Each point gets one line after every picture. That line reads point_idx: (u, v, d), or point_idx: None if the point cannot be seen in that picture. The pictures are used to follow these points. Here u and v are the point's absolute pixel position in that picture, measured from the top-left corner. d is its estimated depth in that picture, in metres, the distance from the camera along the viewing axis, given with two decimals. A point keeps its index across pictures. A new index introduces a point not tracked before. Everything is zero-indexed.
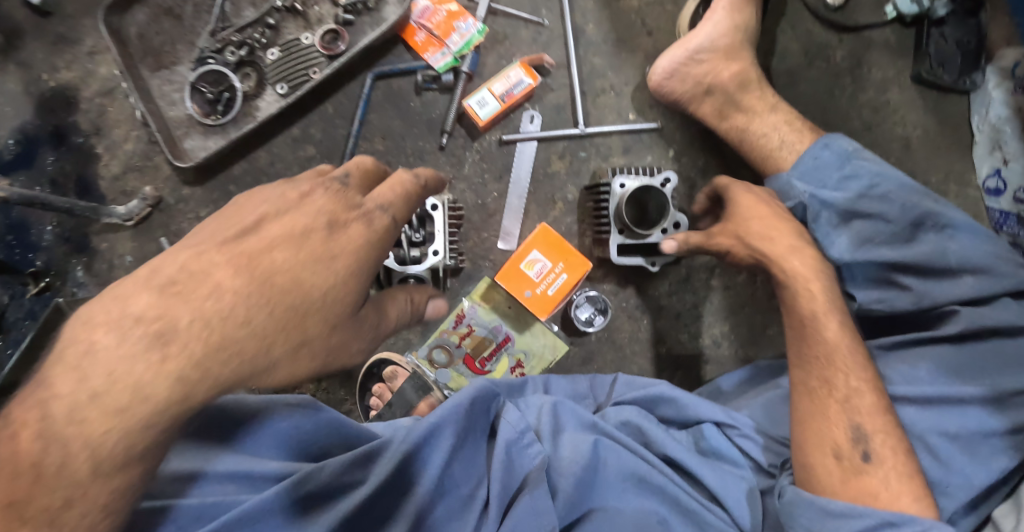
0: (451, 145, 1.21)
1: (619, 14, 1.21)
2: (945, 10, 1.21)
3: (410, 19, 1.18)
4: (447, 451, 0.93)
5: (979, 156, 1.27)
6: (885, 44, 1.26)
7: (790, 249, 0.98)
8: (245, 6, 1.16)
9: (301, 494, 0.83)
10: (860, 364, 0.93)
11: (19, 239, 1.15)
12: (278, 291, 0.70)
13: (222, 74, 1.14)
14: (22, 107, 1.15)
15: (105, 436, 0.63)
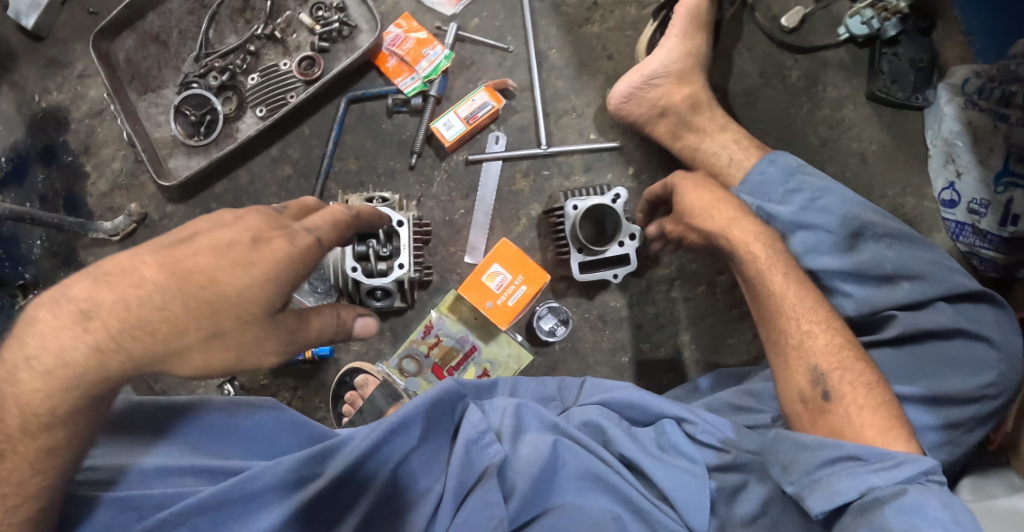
0: (421, 164, 1.27)
1: (582, 39, 1.27)
2: (896, 30, 1.23)
3: (382, 46, 1.25)
4: (406, 446, 0.96)
5: (934, 170, 1.28)
6: (840, 64, 1.30)
7: (733, 219, 1.01)
8: (227, 33, 1.24)
9: (244, 492, 0.88)
10: (811, 307, 0.95)
11: (10, 252, 1.23)
12: (197, 288, 0.72)
13: (205, 98, 1.21)
14: (17, 128, 1.24)
15: (32, 395, 0.71)
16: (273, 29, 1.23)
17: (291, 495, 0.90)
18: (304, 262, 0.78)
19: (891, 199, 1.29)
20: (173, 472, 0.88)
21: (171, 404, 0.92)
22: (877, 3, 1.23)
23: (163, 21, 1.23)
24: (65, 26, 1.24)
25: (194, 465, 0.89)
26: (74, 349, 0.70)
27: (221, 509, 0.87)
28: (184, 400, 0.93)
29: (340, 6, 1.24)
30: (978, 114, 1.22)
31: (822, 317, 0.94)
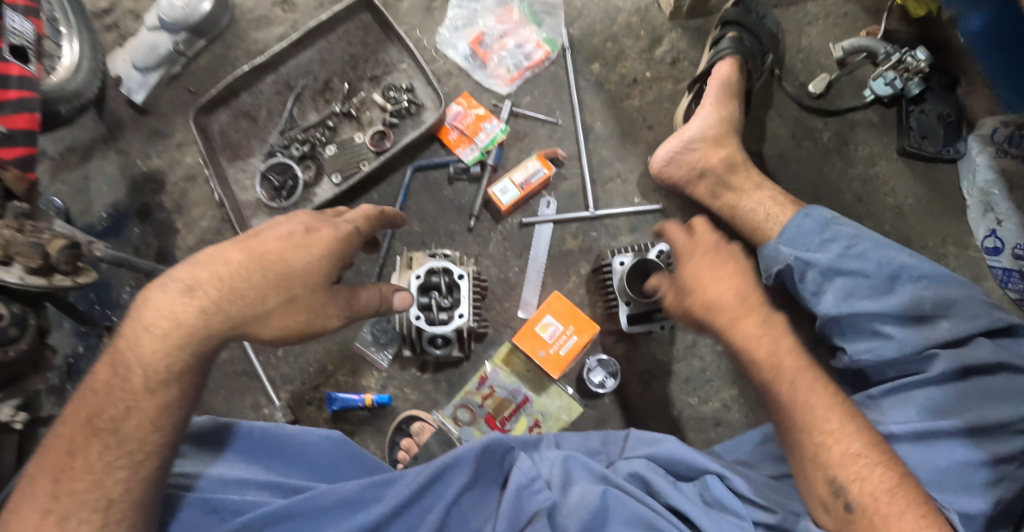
0: (478, 227, 1.39)
1: (624, 111, 1.39)
2: (920, 88, 1.34)
3: (446, 121, 1.39)
4: (456, 488, 0.98)
5: (975, 220, 1.35)
6: (868, 123, 1.40)
7: (734, 320, 0.94)
8: (309, 110, 1.41)
9: (315, 505, 0.92)
10: (825, 416, 0.90)
11: (100, 297, 1.36)
12: (275, 263, 0.85)
13: (288, 165, 1.37)
14: (118, 188, 1.40)
15: (154, 355, 0.82)
16: (349, 107, 1.40)
17: (356, 518, 0.93)
18: (347, 245, 0.92)
19: (932, 249, 1.37)
20: (248, 486, 0.93)
21: (241, 430, 0.97)
22: (899, 65, 1.32)
23: (253, 99, 1.40)
24: (168, 102, 1.43)
25: (266, 482, 0.94)
26: (181, 317, 0.82)
27: (287, 521, 0.91)
28: (250, 425, 0.97)
29: (409, 88, 1.40)
30: (1010, 162, 1.30)
31: (836, 427, 0.90)
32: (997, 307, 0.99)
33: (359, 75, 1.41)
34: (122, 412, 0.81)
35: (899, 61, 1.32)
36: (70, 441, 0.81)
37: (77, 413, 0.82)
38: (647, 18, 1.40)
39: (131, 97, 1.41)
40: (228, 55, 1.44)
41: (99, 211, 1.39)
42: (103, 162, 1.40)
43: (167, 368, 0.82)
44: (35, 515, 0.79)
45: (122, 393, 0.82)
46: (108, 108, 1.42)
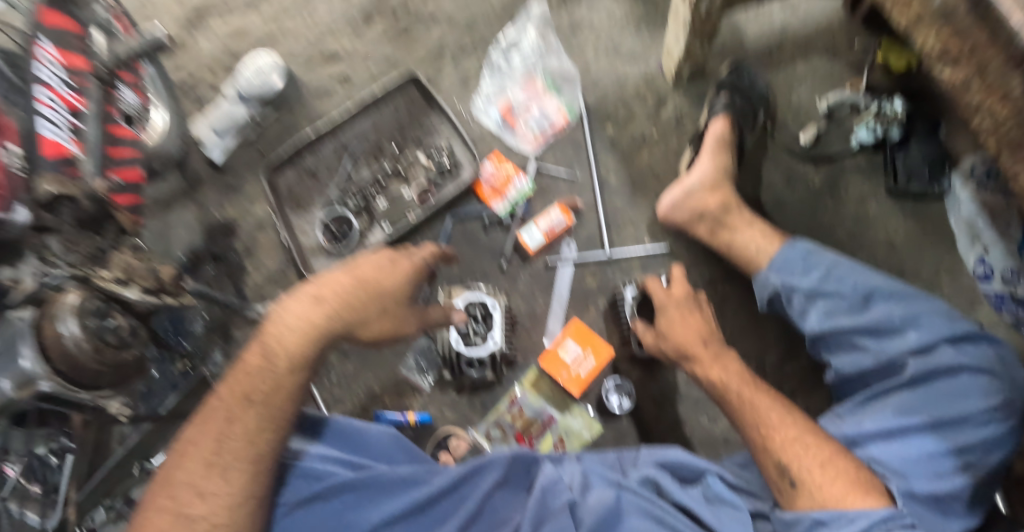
0: (509, 267, 1.58)
1: (634, 167, 1.59)
2: (900, 133, 1.49)
3: (480, 176, 1.59)
4: (492, 480, 1.19)
5: (964, 249, 1.49)
6: (856, 167, 1.55)
7: (695, 344, 1.29)
8: (363, 168, 1.63)
9: (380, 482, 1.11)
10: (769, 412, 1.15)
11: (176, 326, 1.51)
12: (375, 283, 1.11)
13: (346, 217, 1.59)
14: (195, 233, 1.64)
15: (295, 346, 1.04)
16: (399, 166, 1.62)
17: (409, 495, 1.13)
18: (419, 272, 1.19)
19: (927, 279, 1.52)
20: (327, 460, 1.12)
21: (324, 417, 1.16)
22: (878, 114, 1.50)
23: (316, 160, 1.64)
24: (242, 162, 1.68)
25: (340, 459, 1.13)
26: (318, 321, 1.05)
27: (360, 493, 1.10)
28: (332, 416, 1.17)
29: (450, 150, 1.62)
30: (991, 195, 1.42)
31: (776, 419, 1.13)
32: (959, 319, 1.14)
33: (405, 138, 1.64)
34: (268, 388, 1.03)
35: (879, 109, 1.50)
36: (227, 411, 1.03)
37: (232, 390, 1.04)
38: (654, 85, 1.60)
39: (209, 155, 1.65)
40: (294, 123, 1.69)
41: (177, 254, 1.61)
42: (182, 211, 1.65)
43: (305, 359, 1.05)
44: (202, 466, 1.00)
45: (269, 379, 1.03)
46: (189, 166, 1.66)
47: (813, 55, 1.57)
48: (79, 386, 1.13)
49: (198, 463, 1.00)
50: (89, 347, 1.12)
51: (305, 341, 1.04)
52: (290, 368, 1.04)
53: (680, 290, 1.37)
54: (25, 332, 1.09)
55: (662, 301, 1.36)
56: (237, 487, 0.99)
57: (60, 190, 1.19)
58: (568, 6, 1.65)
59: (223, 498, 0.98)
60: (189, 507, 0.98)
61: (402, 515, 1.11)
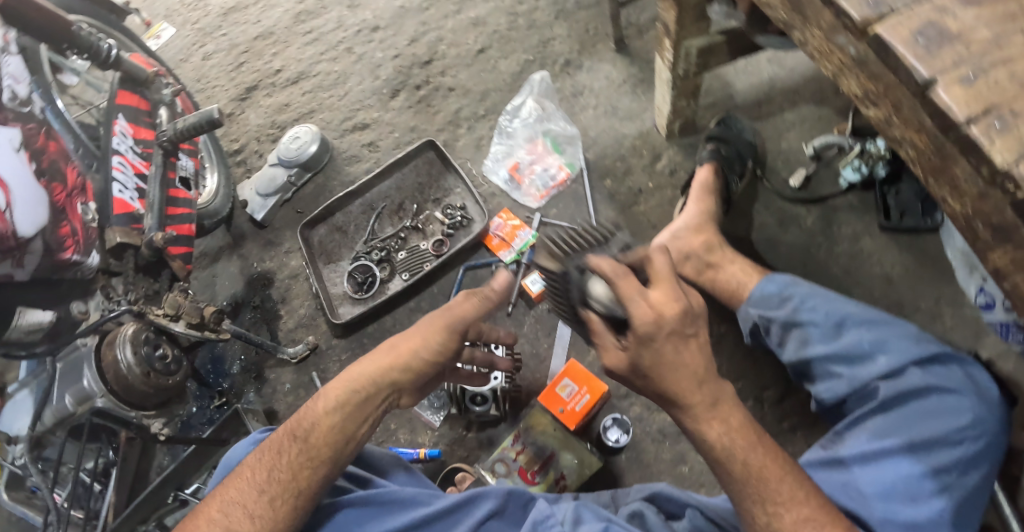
0: (515, 311, 1.66)
1: (632, 216, 1.67)
2: (886, 170, 1.56)
3: (490, 230, 1.72)
4: (483, 511, 1.22)
5: (964, 280, 1.49)
6: (848, 206, 1.63)
7: (694, 380, 0.92)
8: (387, 225, 1.79)
9: (386, 497, 1.21)
10: (781, 487, 0.94)
11: (214, 367, 1.77)
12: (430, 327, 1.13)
13: (369, 267, 1.74)
14: (237, 283, 1.84)
15: (338, 386, 1.13)
16: (417, 222, 1.77)
17: (410, 513, 1.20)
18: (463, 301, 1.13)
19: (927, 309, 1.54)
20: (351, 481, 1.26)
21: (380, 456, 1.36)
22: (862, 153, 1.57)
23: (344, 217, 1.81)
24: (280, 220, 1.88)
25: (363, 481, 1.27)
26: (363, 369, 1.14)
27: (370, 506, 1.20)
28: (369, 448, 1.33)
29: (462, 206, 1.76)
30: None
31: (785, 499, 0.93)
32: (927, 340, 1.17)
33: (425, 198, 1.79)
34: (327, 429, 1.09)
35: (862, 150, 1.58)
36: (277, 444, 1.09)
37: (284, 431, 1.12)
38: (649, 140, 1.73)
39: (254, 216, 1.86)
40: (327, 186, 1.88)
41: (222, 301, 1.82)
42: (228, 264, 1.86)
43: (357, 409, 1.11)
44: (253, 492, 1.05)
45: (324, 423, 1.09)
46: (235, 224, 1.89)
47: (801, 103, 1.71)
48: (130, 405, 1.35)
49: (250, 490, 1.06)
50: (140, 371, 1.33)
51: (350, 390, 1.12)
52: (349, 414, 1.11)
53: (663, 314, 0.90)
54: (90, 356, 1.32)
55: (651, 331, 0.90)
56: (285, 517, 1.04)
57: (127, 240, 1.43)
58: (568, 73, 1.83)
59: (266, 523, 1.03)
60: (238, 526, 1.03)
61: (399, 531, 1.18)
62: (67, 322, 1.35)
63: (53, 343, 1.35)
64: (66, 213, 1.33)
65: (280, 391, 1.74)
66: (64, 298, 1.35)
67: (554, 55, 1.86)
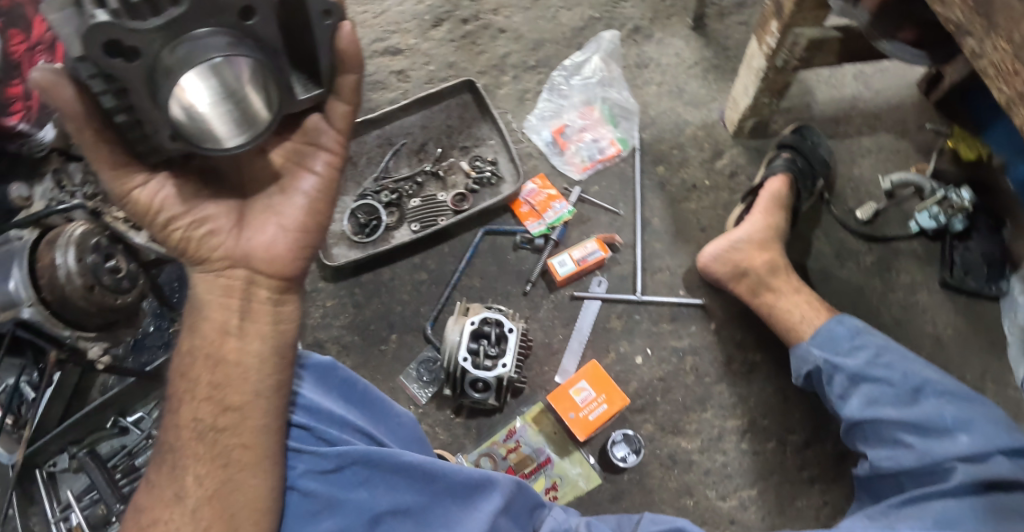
0: (533, 292, 1.47)
1: (680, 212, 1.49)
2: (962, 225, 1.36)
3: (520, 195, 1.51)
4: (496, 502, 0.92)
5: (1015, 358, 1.34)
6: (911, 253, 1.42)
7: None
8: (403, 165, 1.57)
9: (385, 462, 0.89)
10: None
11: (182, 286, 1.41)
12: (131, 210, 0.78)
13: (375, 208, 1.51)
14: None
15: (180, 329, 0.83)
16: (439, 168, 1.55)
17: (412, 486, 0.90)
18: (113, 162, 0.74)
19: (970, 383, 1.36)
20: (310, 434, 0.90)
21: (349, 377, 0.98)
22: (943, 202, 1.37)
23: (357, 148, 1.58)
24: None
25: (326, 439, 0.90)
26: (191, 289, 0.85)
27: (357, 467, 0.89)
28: (344, 367, 0.98)
29: (493, 161, 1.54)
30: None
31: None
32: (1014, 429, 1.07)
33: (452, 143, 1.57)
34: (205, 402, 0.78)
35: (944, 198, 1.37)
36: (172, 440, 0.78)
37: (190, 433, 0.78)
38: (713, 133, 1.54)
39: None
40: None
41: None
42: None
43: (204, 326, 0.81)
44: (168, 493, 0.76)
45: (189, 363, 0.80)
46: None
47: (880, 130, 1.49)
48: (63, 322, 1.11)
49: (166, 495, 0.76)
50: (81, 284, 1.08)
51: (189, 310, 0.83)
52: (198, 337, 0.81)
53: None
54: (22, 252, 1.08)
55: None
56: (190, 493, 0.76)
57: None
58: (636, 42, 1.62)
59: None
60: (142, 506, 0.78)
61: (400, 511, 0.89)
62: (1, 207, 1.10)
63: None
64: (18, 70, 1.09)
65: None
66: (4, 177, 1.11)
67: (624, 17, 1.64)
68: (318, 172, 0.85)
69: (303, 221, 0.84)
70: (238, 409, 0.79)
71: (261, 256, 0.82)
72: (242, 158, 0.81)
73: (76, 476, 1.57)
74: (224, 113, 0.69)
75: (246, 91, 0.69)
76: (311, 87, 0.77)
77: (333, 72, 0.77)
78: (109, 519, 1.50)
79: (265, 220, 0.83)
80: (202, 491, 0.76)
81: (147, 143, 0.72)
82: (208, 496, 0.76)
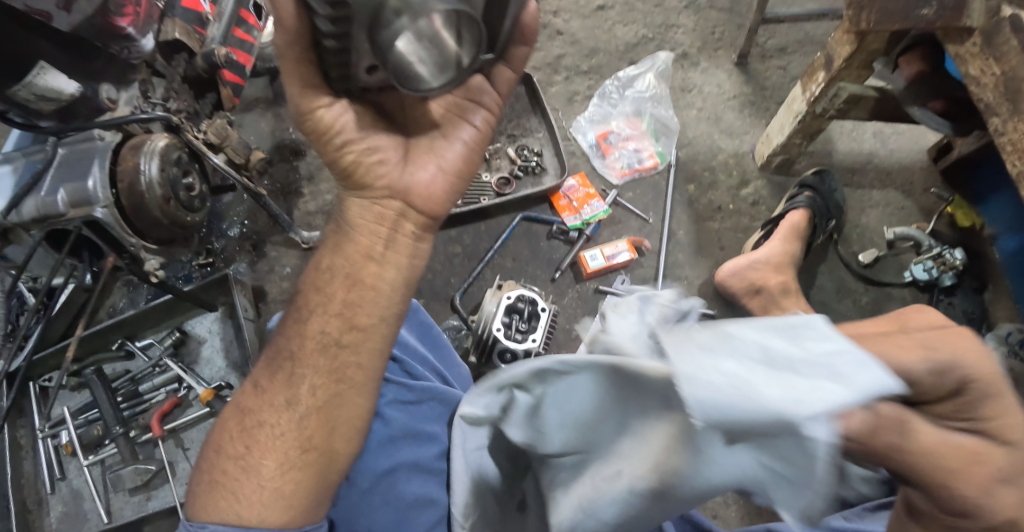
0: (560, 280, 1.56)
1: (704, 230, 1.61)
2: (951, 281, 1.53)
3: (560, 189, 1.60)
4: None
5: None
6: (902, 300, 1.59)
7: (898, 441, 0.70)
8: None
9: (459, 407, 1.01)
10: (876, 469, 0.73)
11: (212, 222, 1.69)
12: (311, 129, 0.84)
13: None
14: (265, 141, 1.75)
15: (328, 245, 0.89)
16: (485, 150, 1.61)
17: None
18: (308, 79, 0.80)
19: None
20: (398, 367, 1.01)
21: (432, 327, 1.09)
22: (938, 258, 1.53)
23: None
24: None
25: (411, 373, 1.01)
26: (337, 208, 0.91)
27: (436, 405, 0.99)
28: (428, 315, 1.10)
29: (539, 153, 1.62)
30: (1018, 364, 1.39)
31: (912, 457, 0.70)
32: None
33: (501, 129, 1.65)
34: (332, 317, 0.86)
35: (939, 254, 1.54)
36: (292, 350, 0.86)
37: (311, 344, 0.86)
38: (742, 163, 1.67)
39: None
40: None
41: None
42: (258, 120, 1.77)
43: (348, 248, 0.88)
44: (279, 401, 0.85)
45: (327, 278, 0.87)
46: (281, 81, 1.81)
47: (890, 186, 1.66)
48: (131, 230, 1.13)
49: (276, 405, 0.85)
50: (160, 194, 1.12)
51: (332, 224, 0.91)
52: (341, 256, 0.88)
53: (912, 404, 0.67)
54: (105, 152, 1.11)
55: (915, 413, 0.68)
56: (303, 401, 0.85)
57: (184, 39, 1.22)
58: (683, 67, 1.75)
59: (289, 441, 0.84)
60: (248, 407, 0.87)
61: None
62: (87, 106, 1.10)
63: (65, 124, 1.09)
64: None
65: (276, 271, 1.67)
66: (95, 75, 1.09)
67: (675, 42, 1.76)
68: (477, 126, 0.90)
69: (460, 168, 0.90)
70: (363, 330, 0.86)
71: (419, 194, 0.88)
72: (408, 101, 0.87)
73: (75, 394, 1.61)
74: (428, 57, 0.74)
75: (441, 34, 0.72)
76: (494, 50, 0.80)
77: (516, 40, 0.83)
78: (103, 440, 1.55)
79: (427, 160, 0.88)
80: (313, 401, 0.85)
81: (342, 72, 0.78)
82: (317, 407, 0.85)
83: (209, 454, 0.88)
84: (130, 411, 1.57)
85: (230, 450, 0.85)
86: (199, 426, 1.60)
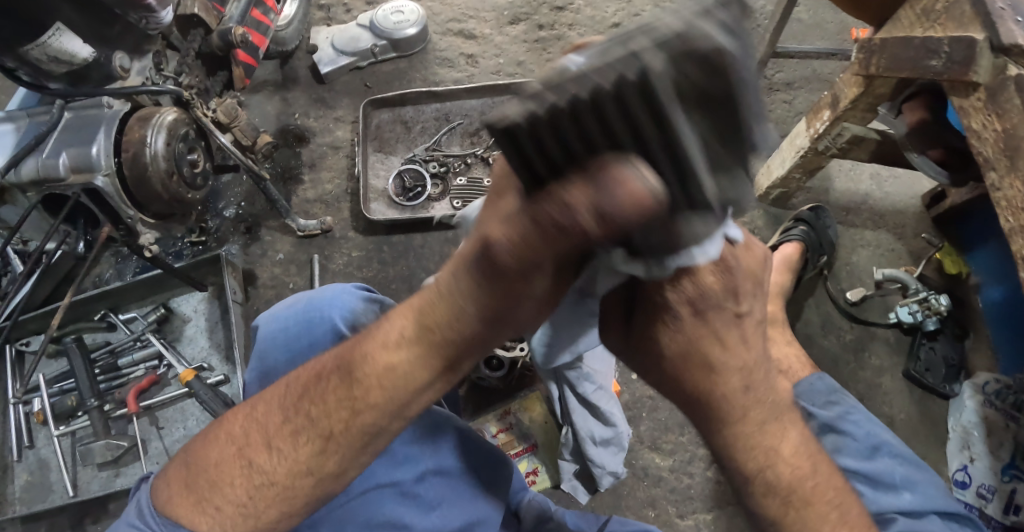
0: None
1: None
2: (935, 325, 1.55)
3: None
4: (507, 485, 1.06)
5: (952, 452, 1.48)
6: (886, 340, 1.60)
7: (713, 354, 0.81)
8: (455, 143, 1.72)
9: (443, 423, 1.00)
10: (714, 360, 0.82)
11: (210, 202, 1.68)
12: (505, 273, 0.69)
13: (422, 176, 1.67)
14: (270, 124, 1.75)
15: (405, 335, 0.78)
16: None
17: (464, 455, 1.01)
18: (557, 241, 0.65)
19: None
20: None
21: None
22: (924, 302, 1.56)
23: (413, 113, 1.76)
24: (343, 83, 1.80)
25: None
26: (429, 303, 0.77)
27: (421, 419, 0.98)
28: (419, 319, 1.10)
29: None
30: (995, 412, 1.44)
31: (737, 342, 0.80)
32: (952, 496, 1.09)
33: None
34: (386, 408, 0.78)
35: (924, 299, 1.56)
36: (330, 427, 0.78)
37: (350, 433, 0.78)
38: None
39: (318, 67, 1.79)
40: (407, 73, 1.80)
41: None
42: (265, 104, 1.77)
43: (434, 360, 0.78)
44: (289, 467, 0.78)
45: (409, 386, 0.79)
46: (291, 65, 1.81)
47: (883, 228, 1.69)
48: (130, 202, 1.12)
49: (287, 470, 0.78)
50: (163, 168, 1.11)
51: (419, 322, 0.78)
52: (426, 369, 0.78)
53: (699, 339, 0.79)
54: (113, 121, 1.10)
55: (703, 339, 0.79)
56: (324, 466, 0.78)
57: (202, 15, 1.22)
58: None
59: (288, 499, 0.79)
60: (253, 457, 0.79)
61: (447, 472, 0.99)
62: (99, 73, 1.09)
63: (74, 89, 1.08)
64: None
65: (268, 255, 1.66)
66: (109, 42, 1.08)
67: None
68: None
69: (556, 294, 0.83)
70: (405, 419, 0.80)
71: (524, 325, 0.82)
72: None
73: (52, 362, 1.59)
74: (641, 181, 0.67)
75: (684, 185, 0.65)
76: None
77: None
78: (75, 411, 1.52)
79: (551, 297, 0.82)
80: (335, 469, 0.79)
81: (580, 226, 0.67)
82: (332, 474, 0.79)
83: (194, 487, 0.79)
84: (106, 384, 1.54)
85: (230, 494, 0.78)
86: (173, 405, 1.57)
